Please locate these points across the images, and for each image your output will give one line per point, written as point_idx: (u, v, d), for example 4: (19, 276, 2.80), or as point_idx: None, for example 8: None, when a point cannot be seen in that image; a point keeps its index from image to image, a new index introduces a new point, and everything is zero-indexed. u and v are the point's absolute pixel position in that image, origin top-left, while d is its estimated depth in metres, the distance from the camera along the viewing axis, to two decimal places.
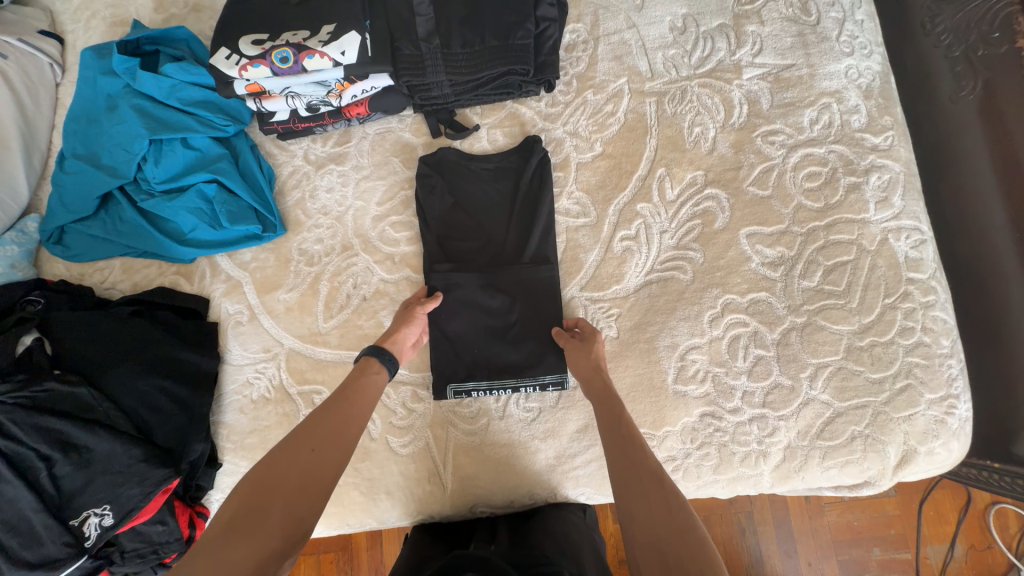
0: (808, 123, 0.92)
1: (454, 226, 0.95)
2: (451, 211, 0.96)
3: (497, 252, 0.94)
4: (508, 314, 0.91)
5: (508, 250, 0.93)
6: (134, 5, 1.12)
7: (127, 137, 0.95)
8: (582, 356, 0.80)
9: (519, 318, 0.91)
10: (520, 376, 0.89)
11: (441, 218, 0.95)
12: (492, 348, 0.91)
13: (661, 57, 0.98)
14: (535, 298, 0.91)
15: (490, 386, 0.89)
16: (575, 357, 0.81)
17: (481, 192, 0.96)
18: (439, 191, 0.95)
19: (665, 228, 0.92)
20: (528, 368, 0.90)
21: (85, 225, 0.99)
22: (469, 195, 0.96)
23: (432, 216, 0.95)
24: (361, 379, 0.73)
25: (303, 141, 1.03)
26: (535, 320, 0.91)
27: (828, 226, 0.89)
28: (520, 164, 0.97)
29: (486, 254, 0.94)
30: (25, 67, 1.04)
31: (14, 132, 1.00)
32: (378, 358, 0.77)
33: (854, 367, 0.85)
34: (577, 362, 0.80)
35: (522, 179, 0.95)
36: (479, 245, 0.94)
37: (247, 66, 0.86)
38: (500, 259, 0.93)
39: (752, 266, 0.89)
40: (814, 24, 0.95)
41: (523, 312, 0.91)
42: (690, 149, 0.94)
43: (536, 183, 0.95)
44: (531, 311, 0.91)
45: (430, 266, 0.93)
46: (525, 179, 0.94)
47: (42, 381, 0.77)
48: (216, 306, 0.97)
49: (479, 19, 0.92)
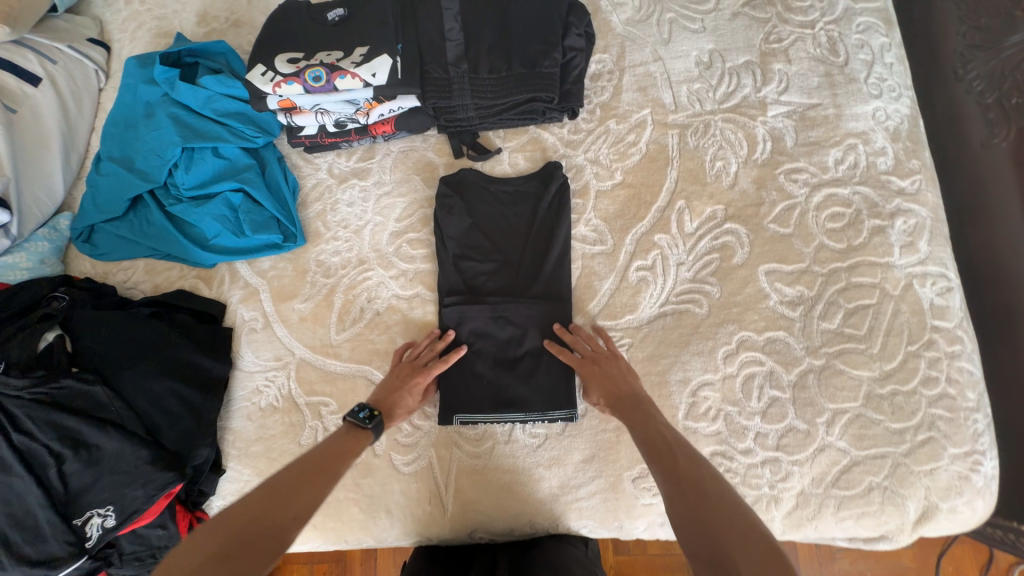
0: (833, 163, 0.91)
1: (471, 248, 0.96)
2: (469, 232, 0.96)
3: (512, 276, 0.94)
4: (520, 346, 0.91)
5: (523, 278, 0.93)
6: (179, 18, 1.18)
7: (161, 143, 0.98)
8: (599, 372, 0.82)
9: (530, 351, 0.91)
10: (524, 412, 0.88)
11: (459, 238, 0.96)
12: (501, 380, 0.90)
13: (686, 90, 0.98)
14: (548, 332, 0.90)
15: (498, 417, 0.88)
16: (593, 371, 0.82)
17: (499, 217, 0.97)
18: (458, 212, 0.96)
19: (682, 260, 0.91)
20: (536, 402, 0.88)
21: (114, 226, 1.02)
22: (489, 220, 0.96)
23: (449, 236, 0.96)
24: (341, 443, 0.72)
25: (329, 155, 1.05)
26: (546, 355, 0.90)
27: (850, 268, 0.87)
28: (540, 187, 0.97)
29: (501, 277, 0.94)
30: (72, 72, 1.10)
31: (55, 133, 1.04)
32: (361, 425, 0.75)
33: (873, 416, 0.82)
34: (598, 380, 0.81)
35: (541, 203, 0.95)
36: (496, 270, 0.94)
37: (281, 83, 0.89)
38: (514, 285, 0.93)
39: (769, 304, 0.88)
40: (841, 65, 0.95)
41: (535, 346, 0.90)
42: (711, 183, 0.94)
43: (554, 208, 0.96)
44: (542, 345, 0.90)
45: (445, 287, 0.94)
46: (543, 204, 0.95)
47: (59, 378, 0.78)
48: (232, 312, 0.99)
49: (508, 46, 0.94)
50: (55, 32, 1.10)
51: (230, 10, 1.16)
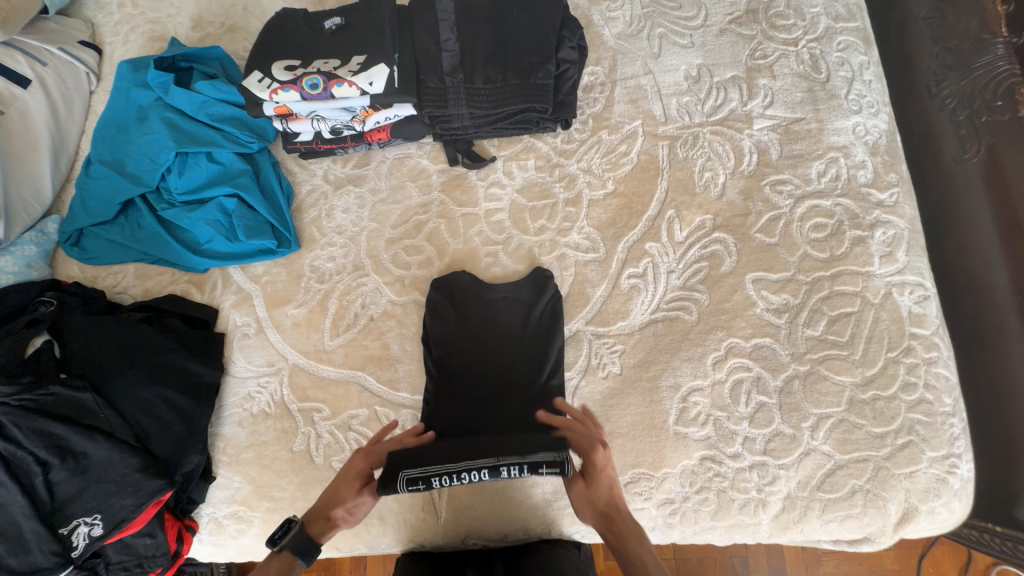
0: (816, 175, 0.95)
1: (456, 349, 0.92)
2: (455, 332, 0.93)
3: (501, 377, 0.90)
4: (509, 347, 0.92)
5: (509, 309, 0.94)
6: (173, 22, 1.18)
7: (154, 148, 0.98)
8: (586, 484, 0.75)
9: (518, 353, 0.91)
10: (514, 414, 0.87)
11: (445, 338, 0.93)
12: (491, 380, 0.90)
13: (675, 103, 1.01)
14: (536, 333, 0.92)
15: (456, 470, 0.74)
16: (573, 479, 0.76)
17: (488, 315, 0.94)
18: (444, 316, 0.94)
19: (673, 267, 0.94)
20: (511, 447, 0.75)
21: (104, 229, 1.01)
22: (478, 293, 0.95)
23: (435, 337, 0.93)
24: (292, 562, 0.72)
25: (324, 161, 1.05)
26: (534, 355, 0.91)
27: (833, 276, 0.90)
28: (531, 296, 0.94)
29: (489, 376, 0.90)
30: (63, 75, 1.09)
31: (44, 136, 1.03)
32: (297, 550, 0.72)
33: (856, 420, 0.85)
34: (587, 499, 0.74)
35: (532, 313, 0.93)
36: (480, 301, 0.95)
37: (278, 90, 0.90)
38: (500, 318, 0.94)
39: (756, 311, 0.90)
40: (823, 81, 0.99)
41: (522, 348, 0.92)
42: (700, 194, 0.96)
43: (545, 320, 0.93)
44: (529, 346, 0.92)
45: (428, 387, 0.89)
46: (534, 314, 0.92)
47: (47, 385, 0.77)
48: (224, 317, 0.98)
49: (503, 58, 0.96)
50: (46, 34, 1.09)
51: (225, 15, 1.16)
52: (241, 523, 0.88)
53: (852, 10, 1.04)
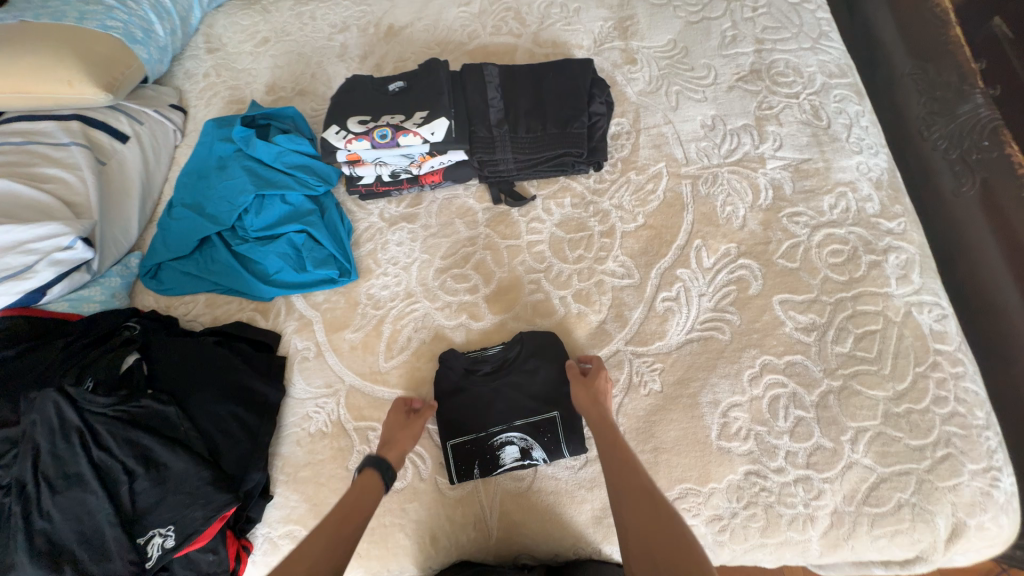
0: (828, 208, 1.04)
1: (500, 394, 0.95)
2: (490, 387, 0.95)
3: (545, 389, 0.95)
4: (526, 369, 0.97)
5: (508, 355, 0.97)
6: (250, 88, 1.35)
7: (234, 191, 1.11)
8: (587, 391, 0.88)
9: (543, 362, 0.96)
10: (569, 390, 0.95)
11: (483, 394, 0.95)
12: (509, 423, 0.92)
13: (694, 147, 1.13)
14: (538, 348, 0.97)
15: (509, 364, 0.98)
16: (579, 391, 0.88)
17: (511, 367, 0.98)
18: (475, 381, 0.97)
19: (704, 291, 1.01)
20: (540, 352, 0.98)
21: (180, 263, 1.12)
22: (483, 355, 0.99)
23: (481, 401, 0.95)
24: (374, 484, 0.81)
25: (380, 201, 1.18)
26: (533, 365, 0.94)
27: (854, 297, 0.97)
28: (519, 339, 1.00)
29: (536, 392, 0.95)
30: (155, 132, 1.25)
31: (136, 183, 1.18)
32: (379, 472, 0.82)
33: (893, 433, 0.88)
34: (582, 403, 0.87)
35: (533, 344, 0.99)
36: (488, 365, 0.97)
37: (351, 140, 1.03)
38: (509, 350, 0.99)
39: (786, 330, 0.96)
40: (825, 127, 1.11)
41: (541, 376, 0.95)
42: (723, 225, 1.06)
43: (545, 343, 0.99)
44: (546, 357, 0.97)
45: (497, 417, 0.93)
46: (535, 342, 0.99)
47: (139, 398, 0.82)
48: (286, 342, 1.06)
49: (542, 111, 1.11)
50: (145, 99, 1.27)
51: (295, 82, 1.35)
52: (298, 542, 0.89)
53: (844, 68, 1.18)
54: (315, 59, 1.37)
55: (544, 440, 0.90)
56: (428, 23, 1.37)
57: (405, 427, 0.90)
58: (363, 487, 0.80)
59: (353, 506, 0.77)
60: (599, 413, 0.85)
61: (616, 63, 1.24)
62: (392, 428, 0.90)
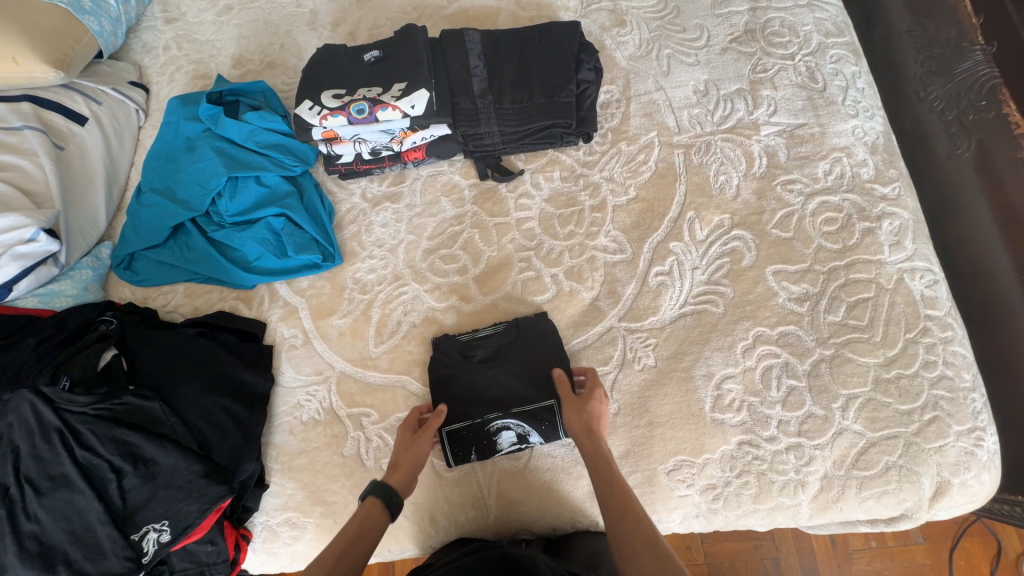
0: (823, 174, 1.02)
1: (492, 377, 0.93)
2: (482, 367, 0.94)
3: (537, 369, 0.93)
4: (518, 348, 0.95)
5: (503, 339, 0.96)
6: (215, 61, 1.26)
7: (205, 174, 1.05)
8: (577, 412, 0.85)
9: (538, 350, 0.95)
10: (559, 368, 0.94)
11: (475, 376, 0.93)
12: (507, 403, 0.91)
13: (687, 115, 1.09)
14: (530, 333, 0.96)
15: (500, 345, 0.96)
16: (570, 413, 0.85)
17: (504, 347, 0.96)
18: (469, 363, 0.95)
19: (697, 264, 1.00)
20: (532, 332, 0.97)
21: (154, 253, 1.07)
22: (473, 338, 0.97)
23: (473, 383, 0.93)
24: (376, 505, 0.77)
25: (361, 181, 1.12)
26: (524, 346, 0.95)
27: (848, 265, 0.96)
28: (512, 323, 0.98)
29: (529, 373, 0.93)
30: (115, 112, 1.17)
31: (99, 169, 1.11)
32: (383, 500, 0.77)
33: (882, 399, 0.89)
34: (571, 419, 0.85)
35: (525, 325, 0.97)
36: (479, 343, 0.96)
37: (327, 116, 0.98)
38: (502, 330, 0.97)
39: (779, 301, 0.96)
40: (821, 90, 1.07)
41: (536, 356, 0.94)
42: (716, 196, 1.03)
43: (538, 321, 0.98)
44: (539, 345, 0.95)
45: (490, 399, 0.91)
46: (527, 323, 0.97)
47: (120, 395, 0.80)
48: (272, 330, 1.03)
49: (528, 80, 1.05)
50: (101, 77, 1.18)
51: (263, 54, 1.26)
52: (296, 529, 0.90)
53: (841, 26, 1.13)
54: (283, 28, 1.28)
55: (541, 427, 0.90)
56: None
57: (411, 445, 0.86)
58: (367, 513, 0.75)
59: (357, 535, 0.73)
60: (592, 440, 0.82)
61: (604, 26, 1.18)
62: (398, 448, 0.86)
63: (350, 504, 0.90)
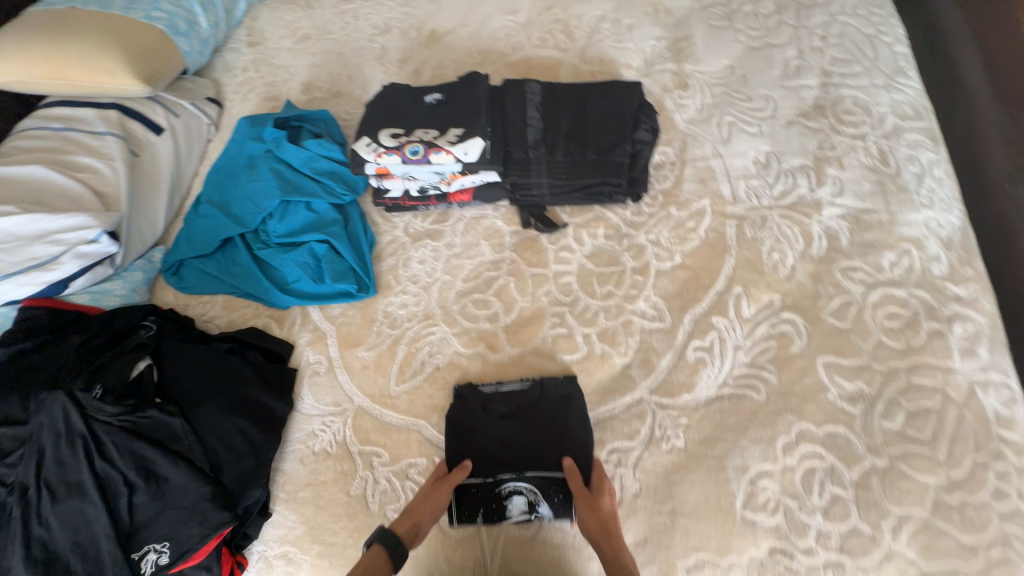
0: (888, 265, 0.95)
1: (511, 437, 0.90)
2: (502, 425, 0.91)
3: (557, 434, 0.89)
4: (540, 409, 0.91)
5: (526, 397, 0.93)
6: (286, 85, 1.33)
7: (260, 194, 1.09)
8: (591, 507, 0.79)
9: (562, 414, 0.91)
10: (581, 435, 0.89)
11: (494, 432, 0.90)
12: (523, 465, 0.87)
13: (744, 185, 1.05)
14: (555, 394, 0.92)
15: (521, 404, 0.92)
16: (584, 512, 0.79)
17: (525, 405, 0.92)
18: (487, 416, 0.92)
19: (740, 343, 0.94)
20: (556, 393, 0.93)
21: (201, 262, 1.11)
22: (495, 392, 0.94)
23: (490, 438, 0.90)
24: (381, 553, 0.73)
25: (406, 215, 1.14)
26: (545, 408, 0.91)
27: (910, 367, 0.88)
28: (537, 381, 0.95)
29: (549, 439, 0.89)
30: (189, 124, 1.24)
31: (166, 177, 1.17)
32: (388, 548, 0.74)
33: (941, 525, 0.79)
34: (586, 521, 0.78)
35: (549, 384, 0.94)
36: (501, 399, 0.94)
37: (382, 153, 0.99)
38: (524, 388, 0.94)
39: (829, 397, 0.88)
40: (893, 175, 1.02)
41: (558, 420, 0.90)
42: (768, 273, 0.98)
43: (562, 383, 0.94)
44: (562, 409, 0.91)
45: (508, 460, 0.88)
46: (552, 382, 0.94)
47: (146, 408, 0.81)
48: (299, 354, 1.03)
49: (583, 135, 1.04)
50: (182, 91, 1.27)
51: (331, 83, 1.31)
52: (291, 565, 0.87)
53: (919, 110, 1.07)
54: (353, 60, 1.34)
55: (554, 499, 0.84)
56: (472, 30, 1.32)
57: (429, 496, 0.82)
58: (372, 560, 0.72)
59: None
60: (610, 546, 0.76)
61: (666, 86, 1.17)
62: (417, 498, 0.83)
63: (348, 548, 0.86)
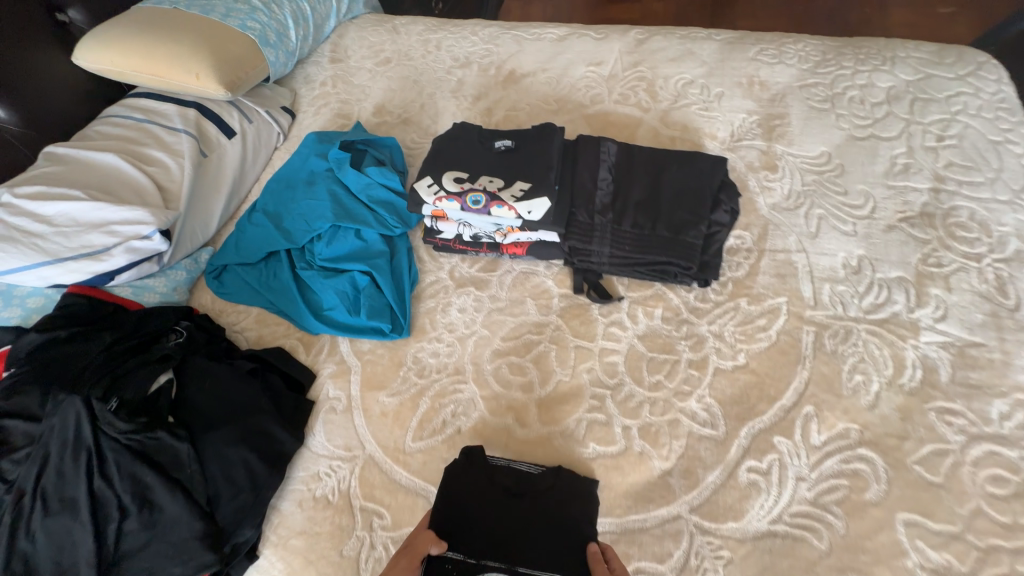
0: (997, 416, 0.80)
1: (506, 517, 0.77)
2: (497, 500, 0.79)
3: (562, 527, 0.76)
4: (546, 492, 0.80)
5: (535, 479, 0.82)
6: (359, 105, 1.33)
7: (313, 214, 1.07)
8: None
9: (571, 504, 0.79)
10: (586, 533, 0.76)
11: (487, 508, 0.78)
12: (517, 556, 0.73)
13: (828, 289, 0.94)
14: (569, 483, 0.81)
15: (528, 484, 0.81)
16: None
17: (530, 486, 0.81)
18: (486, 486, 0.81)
19: (803, 474, 0.80)
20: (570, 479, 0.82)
21: (244, 271, 1.09)
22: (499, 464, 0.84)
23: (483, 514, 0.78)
24: None
25: (453, 257, 1.09)
26: (555, 494, 0.80)
27: (1017, 551, 0.72)
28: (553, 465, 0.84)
29: (552, 533, 0.75)
30: (260, 131, 1.25)
31: (229, 180, 1.17)
32: None
33: None
34: None
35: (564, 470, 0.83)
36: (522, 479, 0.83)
37: (442, 197, 0.96)
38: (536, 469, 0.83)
39: (907, 564, 0.73)
40: (1011, 308, 0.88)
41: (568, 510, 0.78)
42: (847, 397, 0.85)
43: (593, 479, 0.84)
44: (571, 501, 0.79)
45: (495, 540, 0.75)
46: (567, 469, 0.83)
47: (156, 429, 0.77)
48: (319, 385, 0.98)
49: (656, 207, 0.97)
50: (261, 99, 1.29)
51: (403, 109, 1.31)
52: None
53: None
54: (428, 89, 1.33)
55: None
56: (552, 75, 1.28)
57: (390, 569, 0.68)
58: None
59: None
60: None
61: (752, 165, 1.08)
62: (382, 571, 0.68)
63: None
